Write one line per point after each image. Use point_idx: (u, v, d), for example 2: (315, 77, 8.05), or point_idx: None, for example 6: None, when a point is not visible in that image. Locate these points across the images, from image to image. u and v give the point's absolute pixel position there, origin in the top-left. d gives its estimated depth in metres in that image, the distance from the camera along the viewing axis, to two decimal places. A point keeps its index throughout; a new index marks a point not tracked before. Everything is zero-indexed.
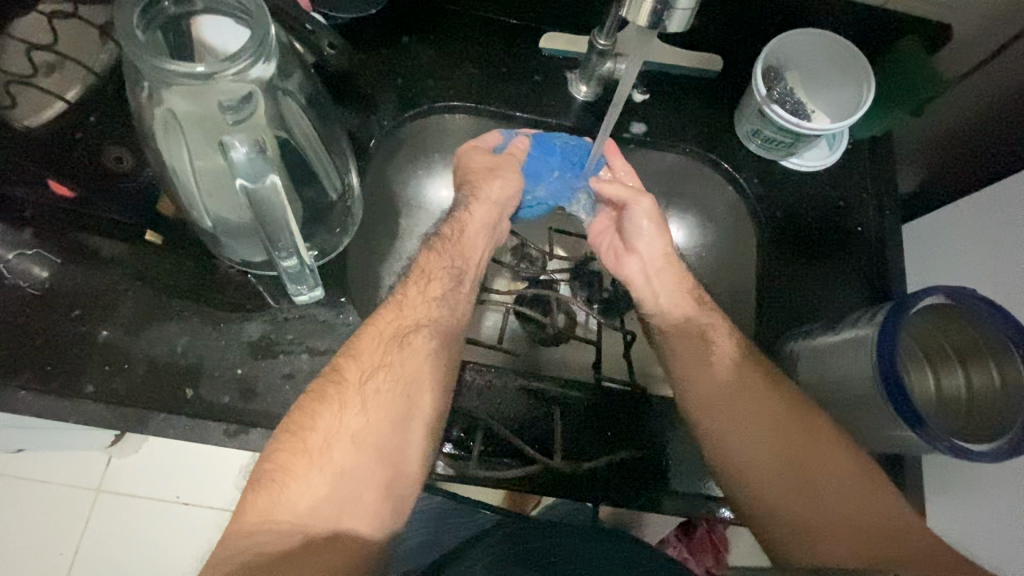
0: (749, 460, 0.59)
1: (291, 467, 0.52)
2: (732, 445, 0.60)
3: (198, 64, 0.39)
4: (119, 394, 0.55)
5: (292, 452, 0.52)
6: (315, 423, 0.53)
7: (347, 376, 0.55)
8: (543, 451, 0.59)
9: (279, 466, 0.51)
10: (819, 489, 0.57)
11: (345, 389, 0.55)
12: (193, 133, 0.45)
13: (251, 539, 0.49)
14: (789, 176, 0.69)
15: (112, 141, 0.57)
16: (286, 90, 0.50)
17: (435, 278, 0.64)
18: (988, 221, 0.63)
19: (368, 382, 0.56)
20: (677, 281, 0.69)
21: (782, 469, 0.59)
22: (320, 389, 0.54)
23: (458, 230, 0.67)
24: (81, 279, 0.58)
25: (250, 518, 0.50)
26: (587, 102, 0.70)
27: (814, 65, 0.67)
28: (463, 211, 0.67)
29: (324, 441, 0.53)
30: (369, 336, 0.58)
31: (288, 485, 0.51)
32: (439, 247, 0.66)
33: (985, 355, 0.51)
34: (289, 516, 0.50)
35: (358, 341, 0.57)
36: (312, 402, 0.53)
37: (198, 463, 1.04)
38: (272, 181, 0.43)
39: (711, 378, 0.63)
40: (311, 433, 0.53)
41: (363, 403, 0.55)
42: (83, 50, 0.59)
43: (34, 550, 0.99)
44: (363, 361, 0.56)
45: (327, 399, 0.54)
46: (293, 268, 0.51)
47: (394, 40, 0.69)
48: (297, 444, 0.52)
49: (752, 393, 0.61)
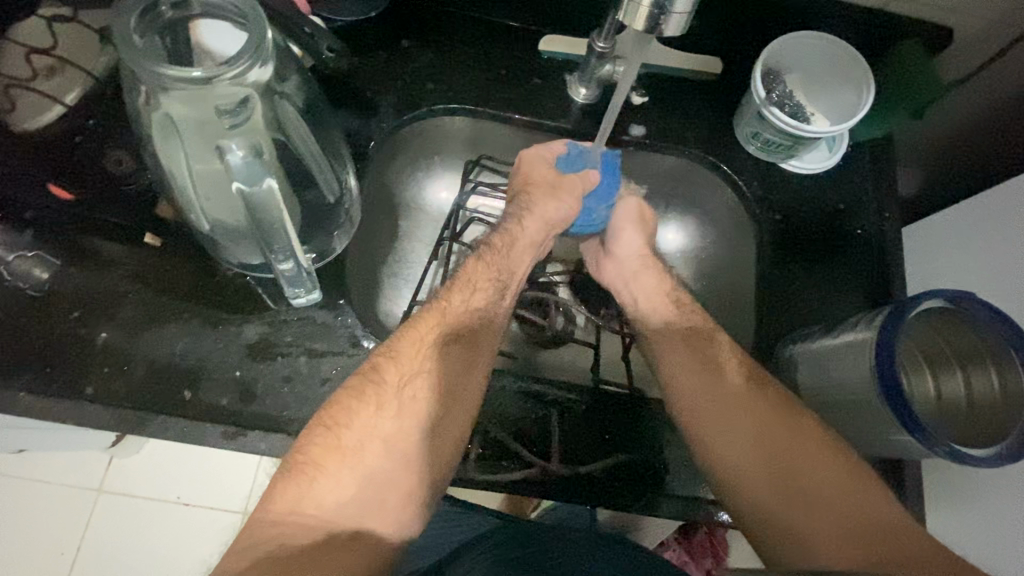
0: (740, 462, 0.57)
1: (322, 463, 0.49)
2: (724, 449, 0.57)
3: (194, 69, 0.39)
4: (119, 395, 0.56)
5: (325, 448, 0.49)
6: (350, 421, 0.51)
7: (386, 378, 0.53)
8: (541, 455, 0.59)
9: (311, 460, 0.49)
10: (813, 492, 0.54)
11: (384, 390, 0.53)
12: (190, 138, 0.45)
13: (274, 530, 0.46)
14: (788, 178, 0.69)
15: (115, 147, 0.61)
16: (282, 93, 0.50)
17: (480, 287, 0.62)
18: (989, 224, 0.63)
19: (407, 386, 0.54)
20: (658, 284, 0.69)
21: (776, 473, 0.56)
22: (359, 387, 0.52)
23: (509, 241, 0.66)
24: (80, 282, 0.58)
25: (275, 508, 0.47)
26: (587, 104, 0.70)
27: (813, 67, 0.67)
28: (513, 224, 0.67)
29: (358, 441, 0.50)
30: (411, 339, 0.56)
31: (317, 479, 0.48)
32: (489, 258, 0.64)
33: (986, 359, 0.51)
34: (315, 511, 0.47)
35: (398, 343, 0.56)
36: (350, 399, 0.52)
37: (199, 464, 1.04)
38: (268, 185, 0.43)
39: (706, 382, 0.61)
40: (345, 430, 0.50)
41: (399, 407, 0.53)
42: (81, 53, 0.60)
43: (36, 550, 1.00)
44: (403, 363, 0.55)
45: (365, 398, 0.52)
46: (290, 270, 0.51)
47: (392, 43, 0.69)
48: (330, 439, 0.50)
49: (744, 394, 0.59)
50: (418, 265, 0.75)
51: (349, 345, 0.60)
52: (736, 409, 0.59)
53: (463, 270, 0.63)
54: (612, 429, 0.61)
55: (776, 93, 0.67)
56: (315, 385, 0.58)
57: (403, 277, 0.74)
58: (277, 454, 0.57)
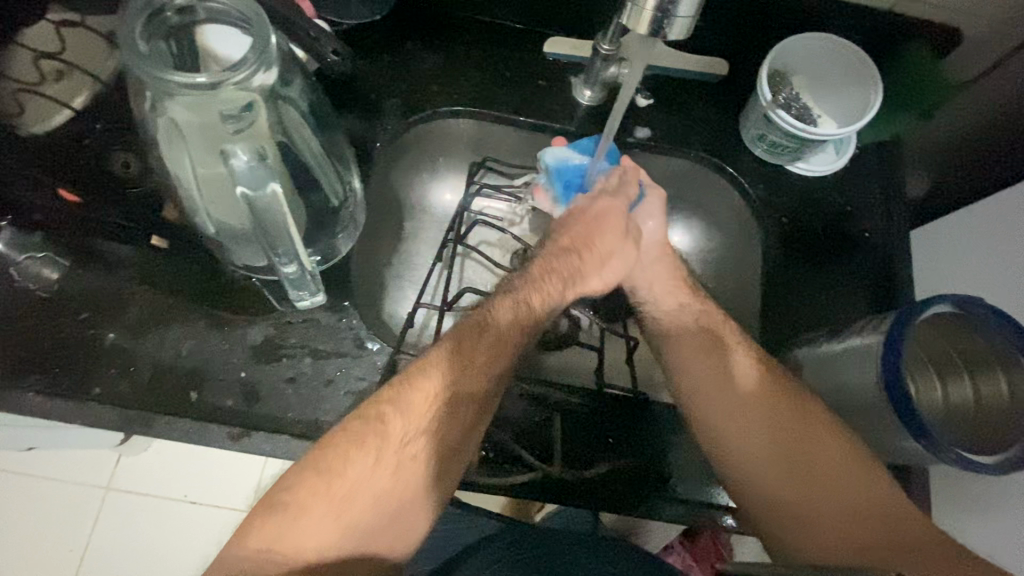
0: (750, 455, 0.57)
1: (307, 504, 0.47)
2: (726, 445, 0.57)
3: (200, 75, 0.39)
4: (125, 396, 0.56)
5: (313, 491, 0.47)
6: (345, 470, 0.48)
7: (390, 432, 0.50)
8: (544, 458, 0.59)
9: (295, 500, 0.47)
10: (823, 484, 0.54)
11: (385, 445, 0.50)
12: (195, 142, 0.45)
13: (252, 562, 0.44)
14: (795, 181, 0.69)
15: (122, 150, 0.61)
16: (286, 96, 0.50)
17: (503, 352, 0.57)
18: (999, 227, 0.62)
19: (410, 444, 0.51)
20: (673, 282, 0.66)
21: (785, 463, 0.56)
22: (360, 435, 0.49)
23: (548, 293, 0.61)
24: (89, 283, 0.58)
25: (254, 543, 0.45)
26: (592, 106, 0.70)
27: (820, 69, 0.66)
28: (556, 289, 0.62)
29: (350, 490, 0.48)
30: (422, 393, 0.52)
31: (301, 520, 0.46)
32: (522, 310, 0.59)
33: (994, 365, 0.50)
34: (293, 552, 0.45)
35: (407, 395, 0.52)
36: (348, 447, 0.49)
37: (206, 463, 1.05)
38: (273, 189, 0.44)
39: (714, 377, 0.60)
40: (338, 478, 0.48)
41: (397, 467, 0.50)
42: (90, 58, 0.61)
43: (46, 547, 1.01)
44: (411, 419, 0.51)
45: (364, 447, 0.49)
46: (294, 273, 0.52)
47: (397, 45, 0.69)
48: (320, 484, 0.47)
49: (754, 392, 0.59)
50: (423, 267, 0.75)
51: (353, 347, 0.60)
52: (743, 406, 0.59)
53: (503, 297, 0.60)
54: (616, 434, 0.61)
55: (783, 95, 0.66)
56: (318, 387, 0.58)
57: (407, 279, 0.74)
58: (282, 455, 0.57)
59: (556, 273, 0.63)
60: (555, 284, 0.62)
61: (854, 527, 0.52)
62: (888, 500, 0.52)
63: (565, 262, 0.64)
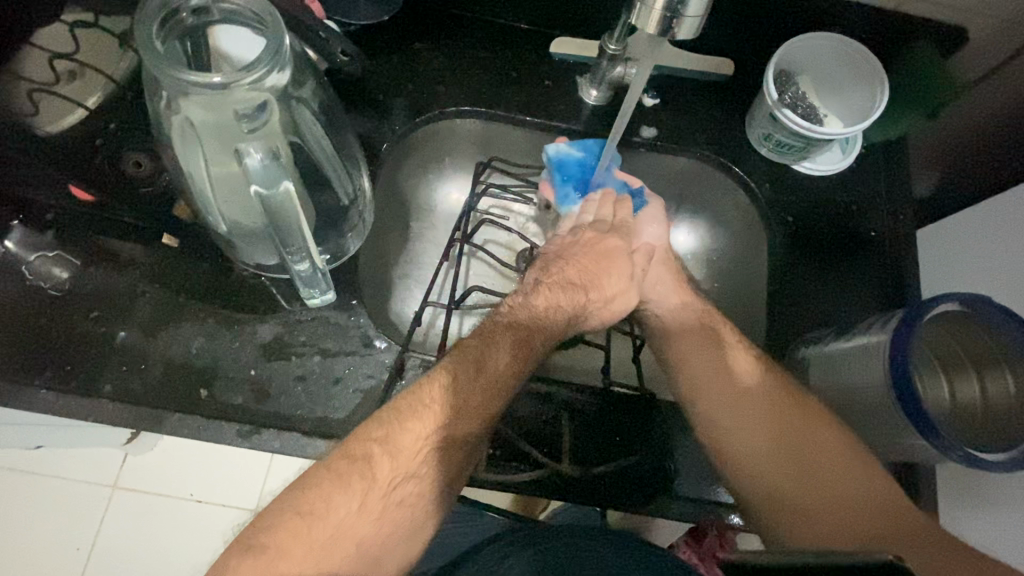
0: (747, 446, 0.58)
1: (286, 549, 0.43)
2: (725, 435, 0.59)
3: (215, 75, 0.40)
4: (136, 393, 0.57)
5: (293, 535, 0.44)
6: (327, 513, 0.46)
7: (378, 474, 0.48)
8: (552, 456, 0.59)
9: (274, 544, 0.44)
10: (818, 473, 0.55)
11: (372, 488, 0.47)
12: (209, 141, 0.46)
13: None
14: (801, 180, 0.69)
15: (135, 150, 0.62)
16: (299, 97, 0.51)
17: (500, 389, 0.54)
18: (1006, 225, 0.63)
19: (398, 487, 0.49)
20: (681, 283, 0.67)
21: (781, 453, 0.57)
22: (347, 475, 0.47)
23: (551, 326, 0.59)
24: (100, 281, 0.59)
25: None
26: (598, 106, 0.70)
27: (826, 69, 0.67)
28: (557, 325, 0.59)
29: (331, 536, 0.45)
30: (412, 434, 0.50)
31: (278, 567, 0.43)
32: (522, 346, 0.56)
33: (1001, 364, 0.51)
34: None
35: (398, 435, 0.49)
36: (333, 488, 0.46)
37: (213, 461, 1.05)
38: (286, 187, 0.44)
39: (712, 374, 0.62)
40: (319, 522, 0.45)
41: (382, 511, 0.47)
42: (103, 59, 0.62)
43: (54, 545, 1.02)
44: (400, 462, 0.49)
45: (350, 488, 0.47)
46: (306, 271, 0.52)
47: (405, 46, 0.69)
48: (300, 527, 0.44)
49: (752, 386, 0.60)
50: (430, 267, 0.76)
51: (362, 345, 0.60)
52: (743, 399, 0.60)
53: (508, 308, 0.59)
54: (623, 432, 0.61)
55: (789, 95, 0.67)
56: (328, 384, 0.59)
57: (414, 278, 0.75)
58: (291, 452, 0.57)
59: (561, 306, 0.60)
60: (558, 320, 0.60)
61: (847, 515, 0.52)
62: (883, 487, 0.53)
63: (569, 299, 0.61)
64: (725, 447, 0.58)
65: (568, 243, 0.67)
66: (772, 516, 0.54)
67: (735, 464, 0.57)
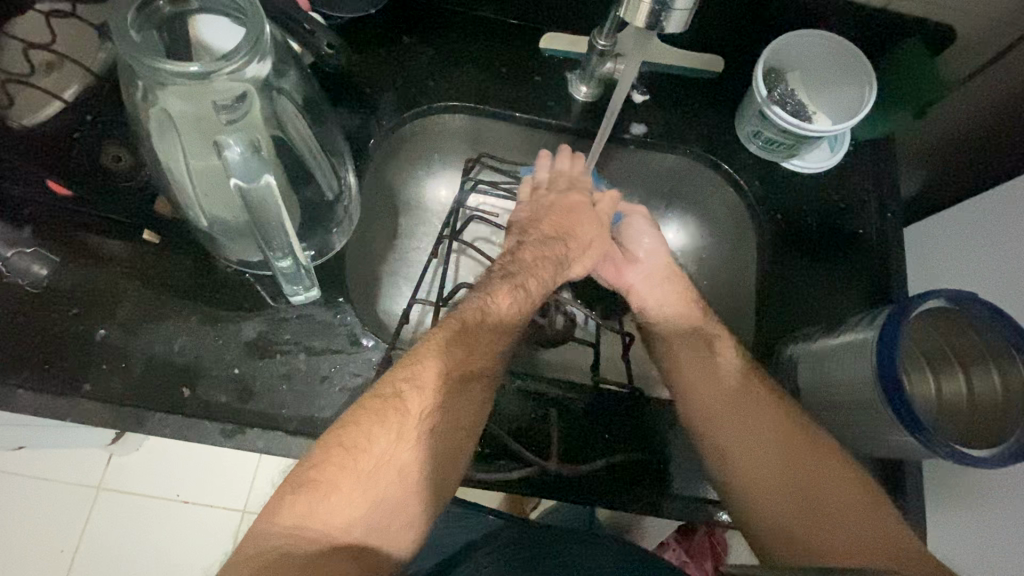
0: (750, 468, 0.58)
1: (334, 481, 0.48)
2: (728, 455, 0.59)
3: (192, 63, 0.39)
4: (118, 393, 0.55)
5: (341, 467, 0.49)
6: (369, 445, 0.50)
7: (409, 406, 0.52)
8: (540, 454, 0.58)
9: (323, 478, 0.48)
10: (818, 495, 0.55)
11: (406, 419, 0.52)
12: (188, 133, 0.44)
13: (271, 543, 0.45)
14: (790, 178, 0.69)
15: (114, 143, 0.60)
16: (281, 89, 0.50)
17: (503, 322, 0.60)
18: (991, 224, 0.63)
19: (429, 418, 0.53)
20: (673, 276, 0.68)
21: (782, 475, 0.57)
22: (382, 411, 0.51)
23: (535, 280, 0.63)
24: (80, 278, 0.58)
25: (283, 521, 0.46)
26: (587, 103, 0.70)
27: (815, 66, 0.67)
28: (541, 269, 0.64)
29: (375, 465, 0.50)
30: (435, 370, 0.55)
31: (329, 497, 0.47)
32: (518, 292, 0.61)
33: (986, 359, 0.51)
34: (321, 527, 0.46)
35: (423, 371, 0.54)
36: (371, 423, 0.50)
37: (200, 461, 1.04)
38: (267, 181, 0.43)
39: (710, 390, 0.62)
40: (363, 453, 0.49)
41: (418, 438, 0.52)
42: (81, 50, 0.60)
43: (36, 547, 1.00)
44: (427, 394, 0.54)
45: (386, 423, 0.51)
46: (289, 268, 0.51)
47: (393, 40, 0.68)
48: (346, 460, 0.49)
49: (753, 406, 0.60)
50: (419, 263, 0.75)
51: (349, 343, 0.59)
52: (746, 417, 0.60)
53: (495, 300, 0.60)
54: (613, 427, 0.61)
55: (777, 93, 0.67)
56: (314, 383, 0.58)
57: (403, 276, 0.74)
58: (277, 452, 0.56)
59: (546, 256, 0.65)
60: (548, 269, 0.65)
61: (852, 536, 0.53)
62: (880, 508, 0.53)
63: (552, 250, 0.66)
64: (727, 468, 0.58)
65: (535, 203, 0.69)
66: (773, 534, 0.55)
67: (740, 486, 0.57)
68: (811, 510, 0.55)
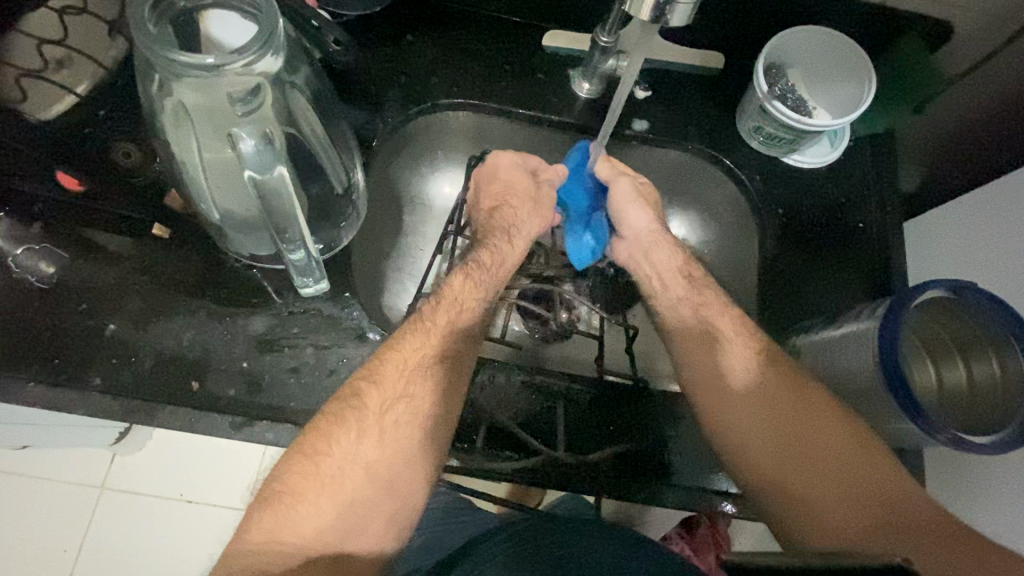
0: (759, 446, 0.56)
1: (300, 490, 0.49)
2: (733, 435, 0.57)
3: (207, 56, 0.40)
4: (125, 387, 0.56)
5: (303, 476, 0.50)
6: (331, 449, 0.51)
7: (368, 404, 0.53)
8: (546, 444, 0.59)
9: (289, 488, 0.49)
10: (833, 469, 0.53)
11: (365, 417, 0.53)
12: (202, 126, 0.45)
13: (253, 557, 0.46)
14: (791, 173, 0.70)
15: (124, 139, 0.60)
16: (293, 84, 0.50)
17: (466, 305, 0.61)
18: (991, 215, 0.64)
19: (390, 411, 0.54)
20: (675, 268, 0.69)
21: (791, 451, 0.55)
22: (339, 413, 0.52)
23: (500, 262, 0.65)
24: (88, 274, 0.58)
25: (253, 539, 0.47)
26: (590, 99, 0.71)
27: (815, 63, 0.67)
28: (502, 243, 0.66)
29: (338, 468, 0.51)
30: (393, 363, 0.55)
31: (297, 507, 0.49)
32: (477, 279, 0.62)
33: (986, 347, 0.51)
34: (294, 538, 0.48)
35: (379, 366, 0.55)
36: (329, 426, 0.52)
37: (205, 459, 1.04)
38: (280, 173, 0.44)
39: (718, 373, 0.60)
40: (325, 459, 0.50)
41: (381, 434, 0.53)
42: (93, 46, 0.60)
43: (41, 545, 1.00)
44: (385, 388, 0.54)
45: (345, 424, 0.52)
46: (300, 260, 0.52)
47: (399, 38, 0.69)
48: (309, 468, 0.50)
49: (765, 384, 0.58)
50: (423, 259, 0.76)
51: (356, 337, 0.60)
52: (764, 398, 0.57)
53: (448, 287, 0.61)
54: (614, 419, 0.61)
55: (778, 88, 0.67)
56: (321, 376, 0.58)
57: (407, 271, 0.75)
58: (284, 444, 0.57)
59: (494, 229, 0.67)
60: (499, 238, 0.66)
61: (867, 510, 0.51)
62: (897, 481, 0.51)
63: (502, 220, 0.68)
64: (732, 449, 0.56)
65: (495, 179, 0.69)
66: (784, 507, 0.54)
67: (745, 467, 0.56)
68: (824, 484, 0.53)
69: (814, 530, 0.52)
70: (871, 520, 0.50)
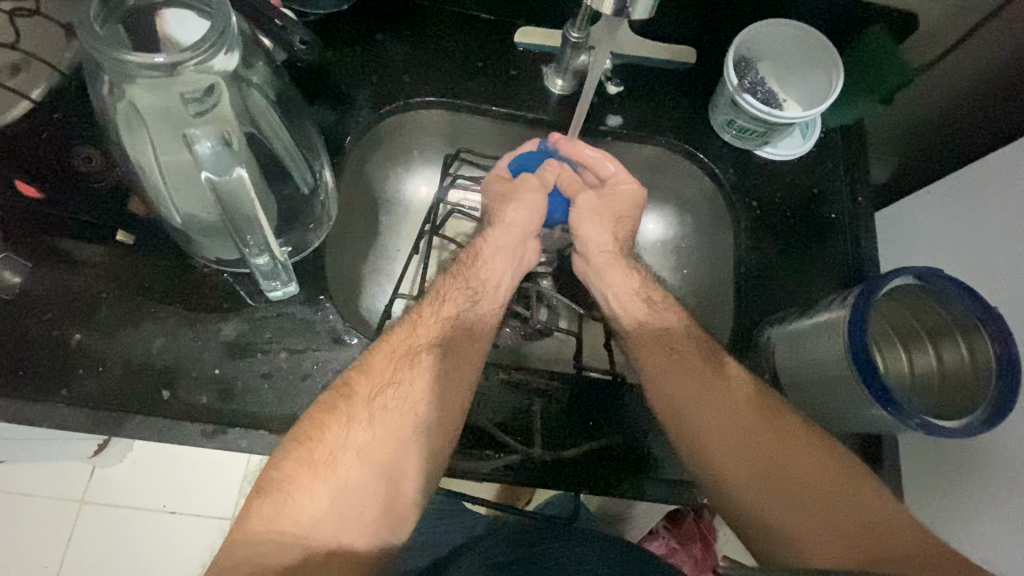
0: (722, 459, 0.56)
1: (298, 478, 0.49)
2: (737, 480, 0.55)
3: (157, 56, 0.39)
4: (94, 398, 0.55)
5: (299, 462, 0.50)
6: (323, 435, 0.51)
7: (357, 390, 0.54)
8: (524, 443, 0.59)
9: (286, 475, 0.49)
10: (796, 484, 0.54)
11: (355, 403, 0.53)
12: (157, 129, 0.45)
13: (255, 548, 0.46)
14: (765, 166, 0.70)
15: (86, 144, 0.59)
16: (250, 82, 0.49)
17: (449, 298, 0.62)
18: (960, 202, 0.65)
19: (379, 396, 0.54)
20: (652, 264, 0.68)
21: (754, 460, 0.56)
22: (331, 402, 0.53)
23: (475, 255, 0.65)
24: (53, 282, 0.57)
25: (256, 526, 0.47)
26: (564, 96, 0.70)
27: (784, 56, 0.68)
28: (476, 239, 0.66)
29: (331, 451, 0.51)
30: (382, 353, 0.56)
31: (293, 494, 0.49)
32: (458, 272, 0.64)
33: (954, 333, 0.52)
34: (292, 526, 0.48)
35: (370, 357, 0.56)
36: (323, 414, 0.52)
37: (188, 469, 1.02)
38: (239, 174, 0.43)
39: (673, 372, 0.60)
40: (318, 445, 0.51)
41: (371, 418, 0.53)
42: (46, 47, 0.59)
43: (19, 563, 0.98)
44: (374, 376, 0.55)
45: (336, 412, 0.52)
46: (266, 265, 0.51)
47: (368, 37, 0.68)
48: (303, 454, 0.50)
49: (719, 392, 0.59)
50: (400, 261, 0.75)
51: (331, 341, 0.59)
52: (771, 443, 0.56)
53: (438, 286, 0.64)
54: (594, 416, 0.61)
55: (748, 81, 0.67)
56: (295, 381, 0.57)
57: (384, 272, 0.74)
58: (260, 451, 0.56)
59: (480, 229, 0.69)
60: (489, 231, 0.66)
61: (834, 526, 0.51)
62: (864, 494, 0.52)
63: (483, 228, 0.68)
64: (725, 491, 0.55)
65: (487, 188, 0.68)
66: (758, 528, 0.54)
67: (750, 515, 0.54)
68: (790, 501, 0.53)
69: (785, 547, 0.52)
70: (840, 537, 0.51)
